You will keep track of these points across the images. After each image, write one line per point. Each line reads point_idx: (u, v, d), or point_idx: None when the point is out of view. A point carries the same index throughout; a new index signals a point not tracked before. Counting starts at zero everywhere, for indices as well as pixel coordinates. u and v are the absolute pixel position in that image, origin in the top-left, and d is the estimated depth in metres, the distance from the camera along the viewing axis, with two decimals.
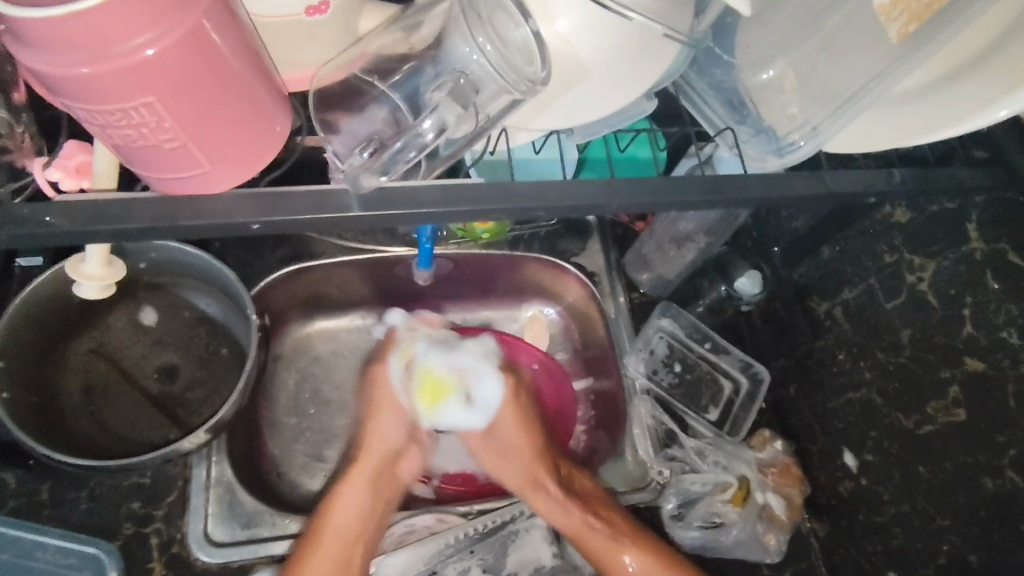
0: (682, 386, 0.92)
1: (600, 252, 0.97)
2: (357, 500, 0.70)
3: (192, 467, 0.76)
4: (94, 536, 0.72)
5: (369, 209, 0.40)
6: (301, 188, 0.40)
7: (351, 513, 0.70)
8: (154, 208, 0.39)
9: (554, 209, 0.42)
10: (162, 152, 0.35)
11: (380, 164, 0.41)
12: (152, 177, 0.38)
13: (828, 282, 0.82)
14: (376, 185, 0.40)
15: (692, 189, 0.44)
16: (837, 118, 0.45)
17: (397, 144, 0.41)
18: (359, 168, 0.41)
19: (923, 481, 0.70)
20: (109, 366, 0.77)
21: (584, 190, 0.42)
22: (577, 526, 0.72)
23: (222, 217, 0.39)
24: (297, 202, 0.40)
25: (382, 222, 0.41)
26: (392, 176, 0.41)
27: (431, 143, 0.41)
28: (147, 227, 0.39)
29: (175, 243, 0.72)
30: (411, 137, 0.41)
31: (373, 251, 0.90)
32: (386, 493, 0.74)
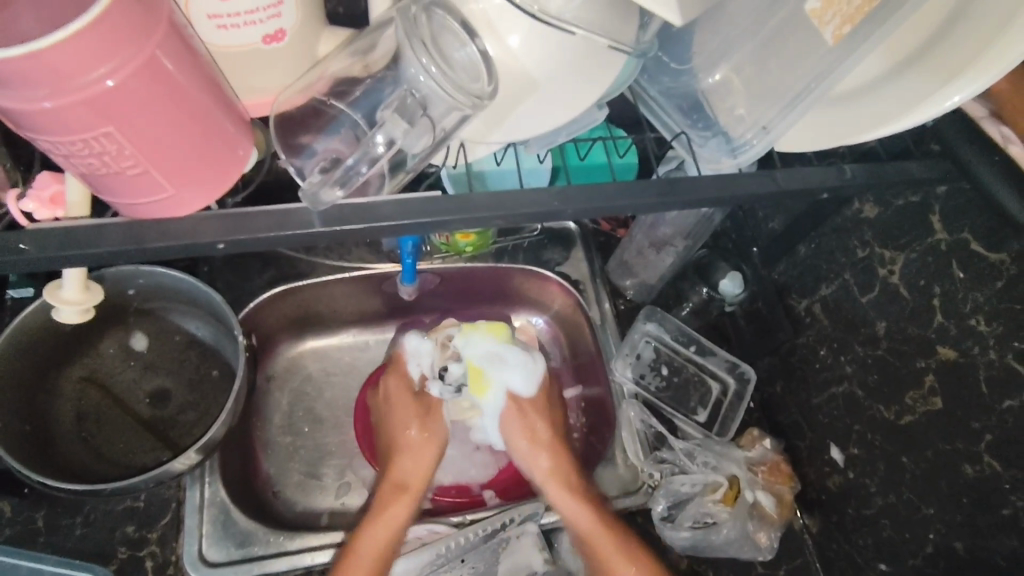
0: (670, 389, 0.93)
1: (583, 261, 0.99)
2: (401, 519, 0.71)
3: (185, 488, 0.76)
4: (89, 561, 0.72)
5: (330, 224, 0.41)
6: (264, 208, 0.42)
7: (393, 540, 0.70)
8: (123, 232, 0.40)
9: (509, 215, 0.43)
10: (127, 179, 0.37)
11: (336, 178, 0.43)
12: (125, 207, 0.40)
13: (806, 279, 0.84)
14: (334, 201, 0.42)
15: (647, 192, 0.45)
16: (783, 118, 0.46)
17: (351, 160, 0.43)
18: (315, 185, 0.42)
19: (907, 472, 0.71)
20: (101, 392, 0.78)
21: (544, 198, 0.44)
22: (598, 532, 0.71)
23: (189, 238, 0.40)
24: (258, 221, 0.41)
25: (342, 236, 0.42)
26: (349, 188, 0.43)
27: (382, 156, 0.43)
28: (115, 250, 0.40)
29: (160, 268, 0.74)
30: (363, 152, 0.43)
31: (359, 269, 0.93)
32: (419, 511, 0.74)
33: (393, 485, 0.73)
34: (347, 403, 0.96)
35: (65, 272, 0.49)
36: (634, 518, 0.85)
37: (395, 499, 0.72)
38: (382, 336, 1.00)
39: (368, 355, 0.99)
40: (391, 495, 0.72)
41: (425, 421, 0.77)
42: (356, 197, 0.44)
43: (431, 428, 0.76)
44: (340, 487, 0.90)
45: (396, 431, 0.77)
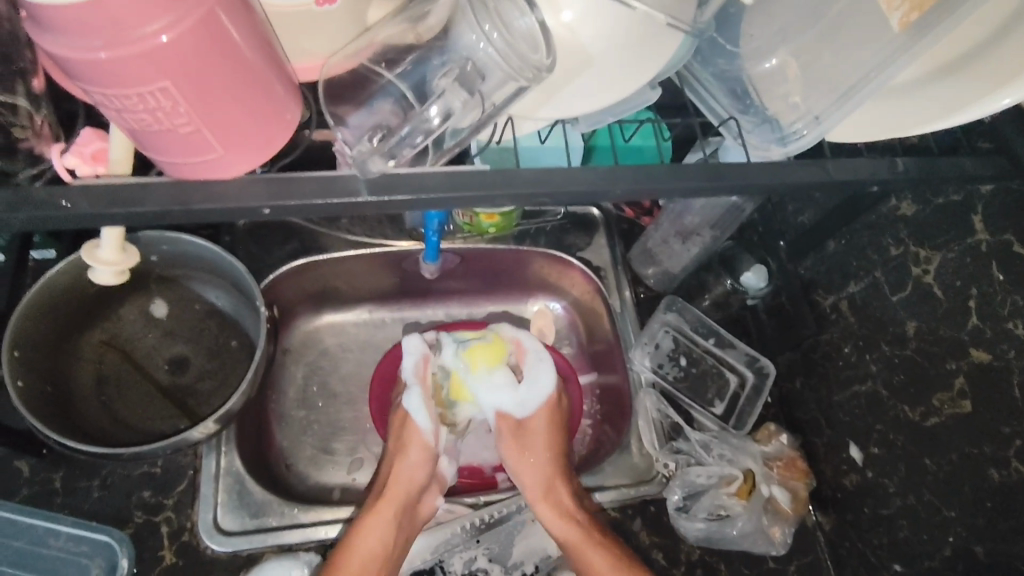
0: (687, 380, 0.93)
1: (605, 248, 0.98)
2: (383, 532, 0.69)
3: (202, 457, 0.77)
4: (106, 524, 0.73)
5: (376, 193, 0.40)
6: (310, 173, 0.41)
7: (381, 552, 0.68)
8: (168, 192, 0.40)
9: (552, 193, 0.42)
10: (178, 139, 0.36)
11: (388, 149, 0.42)
12: (175, 169, 0.39)
13: (834, 275, 0.83)
14: (383, 169, 0.41)
15: (693, 173, 0.44)
16: (838, 108, 0.44)
17: (404, 129, 0.42)
18: (366, 155, 0.42)
19: (929, 474, 0.70)
20: (121, 357, 0.79)
21: (586, 177, 0.42)
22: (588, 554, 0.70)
23: (233, 202, 0.40)
24: (305, 186, 0.40)
25: (389, 207, 0.41)
26: (399, 160, 0.42)
27: (436, 128, 0.42)
28: (161, 210, 0.39)
29: (186, 235, 0.73)
30: (417, 122, 0.42)
31: (381, 245, 0.92)
32: (410, 516, 0.73)
33: (379, 496, 0.73)
34: (362, 379, 0.96)
35: (103, 230, 0.48)
36: (647, 508, 0.84)
37: (383, 508, 0.71)
38: (399, 314, 1.00)
39: (384, 333, 0.99)
40: (377, 506, 0.71)
41: (409, 432, 0.75)
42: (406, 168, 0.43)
43: (416, 443, 0.75)
44: (354, 463, 0.90)
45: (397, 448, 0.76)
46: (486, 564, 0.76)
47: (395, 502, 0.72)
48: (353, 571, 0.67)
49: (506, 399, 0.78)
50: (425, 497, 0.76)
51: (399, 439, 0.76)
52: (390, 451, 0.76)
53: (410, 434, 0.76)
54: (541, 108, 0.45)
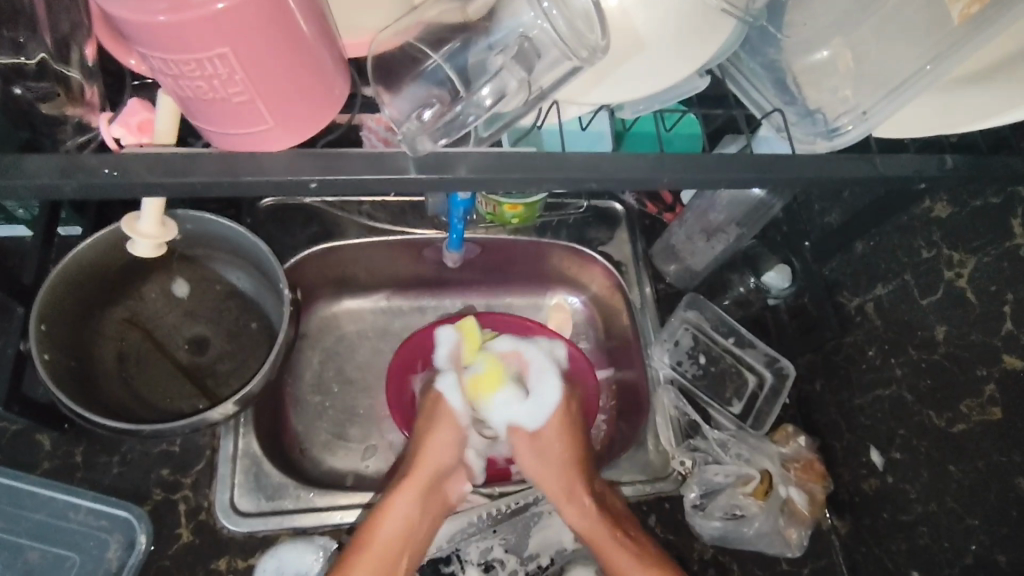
0: (707, 378, 0.92)
1: (627, 242, 0.98)
2: (410, 511, 0.70)
3: (220, 437, 0.77)
4: (125, 500, 0.73)
5: (426, 171, 0.40)
6: (358, 149, 0.40)
7: (404, 533, 0.69)
8: (216, 163, 0.39)
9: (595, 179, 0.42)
10: (230, 108, 0.36)
11: (438, 128, 0.41)
12: (230, 141, 0.39)
13: (860, 277, 0.82)
14: (434, 148, 0.41)
15: (736, 163, 0.43)
16: (889, 102, 0.43)
17: (456, 109, 0.41)
18: (417, 132, 0.41)
19: (954, 481, 0.69)
20: (142, 335, 0.79)
21: (628, 163, 0.42)
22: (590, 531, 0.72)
23: (275, 175, 0.39)
24: (353, 162, 0.39)
25: (435, 187, 0.40)
26: (449, 140, 0.41)
27: (488, 109, 0.41)
28: (209, 182, 0.38)
29: (212, 215, 0.73)
30: (470, 102, 0.41)
31: (402, 233, 0.92)
32: (437, 498, 0.74)
33: (405, 475, 0.73)
34: (378, 366, 0.96)
35: (145, 202, 0.48)
36: (662, 504, 0.84)
37: (410, 487, 0.71)
38: (417, 303, 1.00)
39: (402, 321, 0.99)
40: (402, 486, 0.71)
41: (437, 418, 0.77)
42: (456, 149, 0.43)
43: (444, 427, 0.77)
44: (369, 449, 0.90)
45: (430, 432, 0.76)
46: (502, 554, 0.75)
47: (420, 483, 0.72)
48: (377, 548, 0.67)
49: (518, 413, 0.79)
50: (451, 480, 0.76)
51: (428, 423, 0.77)
52: (418, 433, 0.77)
53: (440, 419, 0.77)
54: (594, 90, 0.44)
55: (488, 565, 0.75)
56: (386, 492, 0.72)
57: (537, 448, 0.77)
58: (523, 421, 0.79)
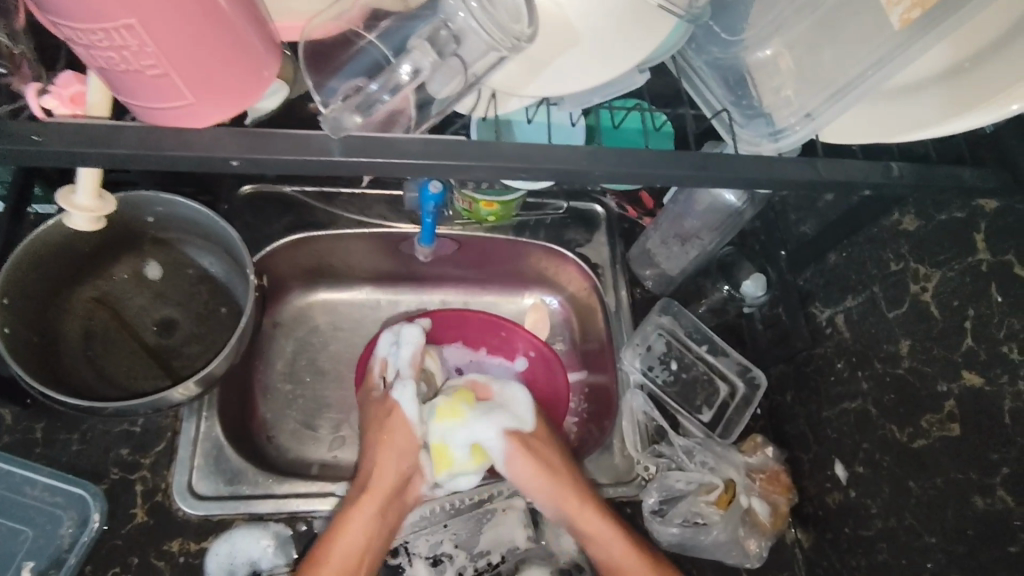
0: (677, 384, 0.92)
1: (605, 245, 0.97)
2: (370, 520, 0.70)
3: (182, 419, 0.77)
4: (82, 477, 0.73)
5: (349, 154, 0.40)
6: (284, 130, 0.40)
7: (364, 546, 0.69)
8: (138, 135, 0.40)
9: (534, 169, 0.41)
10: (148, 80, 0.37)
11: (358, 104, 0.42)
12: (145, 113, 0.40)
13: (832, 288, 0.81)
14: (354, 127, 0.41)
15: (678, 159, 0.43)
16: (832, 105, 0.43)
17: (372, 85, 0.42)
18: (337, 109, 0.41)
19: (912, 497, 0.69)
20: (111, 315, 0.79)
21: (565, 154, 0.42)
22: (619, 561, 0.72)
23: (202, 152, 0.39)
24: (277, 143, 0.40)
25: (356, 169, 0.41)
26: (369, 117, 0.42)
27: (405, 84, 0.42)
28: (128, 153, 0.39)
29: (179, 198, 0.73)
30: (386, 78, 0.43)
31: (377, 227, 0.92)
32: (396, 505, 0.74)
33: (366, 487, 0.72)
34: (351, 358, 0.96)
35: (80, 174, 0.48)
36: (621, 508, 0.84)
37: (369, 499, 0.71)
38: (393, 297, 1.01)
39: (377, 315, 0.99)
40: (361, 498, 0.71)
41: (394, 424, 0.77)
42: (379, 130, 0.43)
43: (400, 433, 0.77)
44: (335, 440, 0.90)
45: (387, 440, 0.76)
46: (451, 550, 0.76)
47: (380, 493, 0.72)
48: (339, 559, 0.67)
49: (493, 439, 0.78)
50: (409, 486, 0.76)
51: (387, 431, 0.77)
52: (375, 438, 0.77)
53: (395, 424, 0.77)
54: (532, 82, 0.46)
55: (436, 559, 0.75)
56: (348, 504, 0.71)
57: (528, 454, 0.77)
58: (488, 446, 0.78)
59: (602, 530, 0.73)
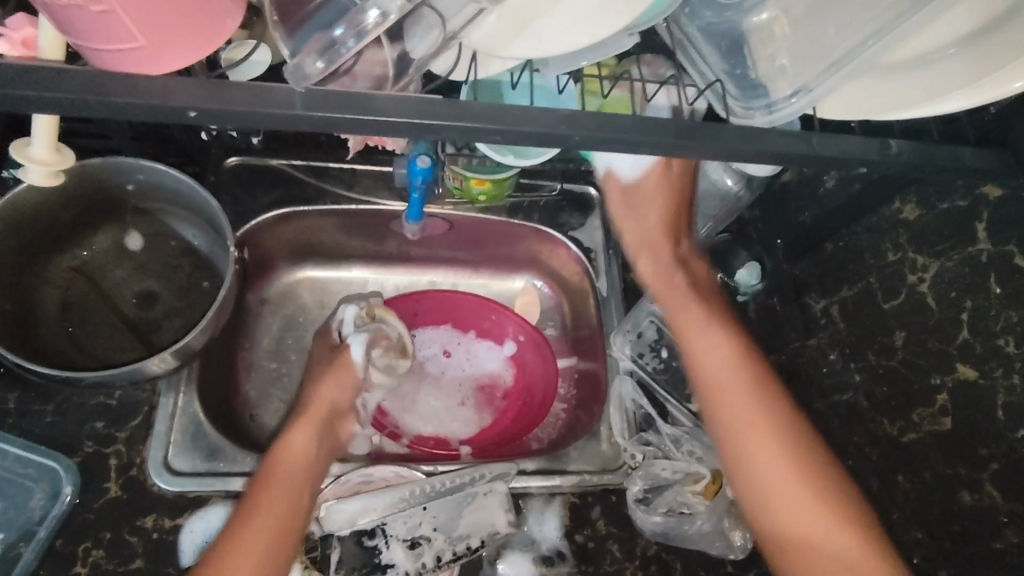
0: (667, 373, 0.90)
1: (599, 229, 0.96)
2: (307, 442, 0.71)
3: (160, 394, 0.75)
4: (55, 450, 0.72)
5: (312, 110, 0.39)
6: (244, 80, 0.39)
7: (280, 523, 0.63)
8: (88, 80, 0.38)
9: (511, 135, 0.41)
10: (93, 19, 0.35)
11: (320, 48, 0.39)
12: (94, 54, 0.38)
13: (828, 279, 0.79)
14: (315, 74, 0.39)
15: (667, 128, 0.41)
16: (830, 75, 0.41)
17: (337, 31, 0.39)
18: (301, 55, 0.39)
19: (900, 491, 0.67)
20: (88, 285, 0.77)
21: (544, 120, 0.40)
22: (808, 517, 0.58)
23: (156, 98, 0.38)
24: (235, 93, 0.39)
25: (321, 127, 0.40)
26: (334, 62, 0.39)
27: (371, 27, 0.38)
28: (73, 98, 0.38)
29: (158, 164, 0.71)
30: (351, 21, 0.39)
31: (370, 204, 0.90)
32: (329, 437, 0.75)
33: (300, 417, 0.74)
34: None
35: (34, 120, 0.46)
36: (608, 496, 0.80)
37: (275, 477, 0.66)
38: (382, 277, 0.99)
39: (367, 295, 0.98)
40: (296, 426, 0.72)
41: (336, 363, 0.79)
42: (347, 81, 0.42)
43: (345, 373, 0.78)
44: None
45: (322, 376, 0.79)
46: (429, 533, 0.75)
47: (314, 420, 0.74)
48: (286, 482, 0.66)
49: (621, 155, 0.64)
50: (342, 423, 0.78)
51: (328, 368, 0.79)
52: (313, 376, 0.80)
53: (338, 366, 0.79)
54: (513, 40, 0.45)
55: (415, 541, 0.74)
56: (253, 487, 0.66)
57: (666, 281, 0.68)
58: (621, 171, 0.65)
59: (767, 466, 0.60)
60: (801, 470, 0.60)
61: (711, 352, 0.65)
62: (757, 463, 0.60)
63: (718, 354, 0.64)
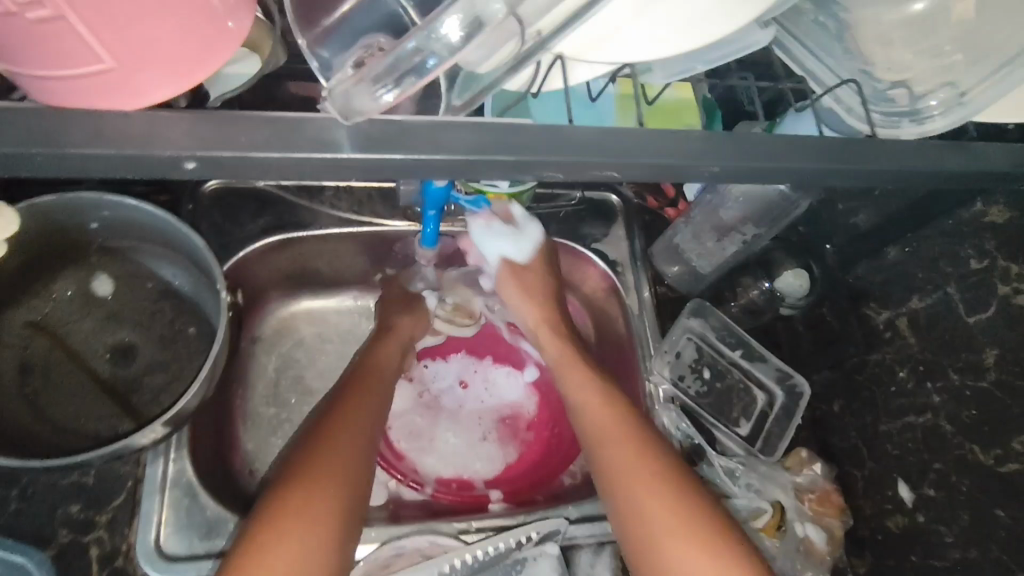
0: (711, 395, 0.81)
1: (624, 239, 0.87)
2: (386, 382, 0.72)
3: (146, 465, 0.65)
4: (23, 544, 0.60)
5: (362, 149, 0.36)
6: (257, 111, 0.36)
7: (336, 493, 0.58)
8: (35, 125, 0.34)
9: (585, 167, 0.38)
10: (58, 44, 0.30)
11: (372, 74, 0.35)
12: (52, 83, 0.32)
13: (893, 288, 0.75)
14: (370, 110, 0.35)
15: (741, 152, 0.40)
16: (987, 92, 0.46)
17: (406, 45, 0.34)
18: (345, 82, 0.35)
19: (1000, 528, 0.61)
20: (52, 344, 0.66)
21: (631, 140, 0.39)
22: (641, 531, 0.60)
23: (136, 148, 0.34)
24: (240, 131, 0.35)
25: (386, 169, 0.37)
26: (389, 93, 0.35)
27: (453, 49, 0.34)
28: (11, 153, 0.33)
29: (125, 199, 0.60)
30: (425, 36, 0.34)
31: (370, 224, 0.79)
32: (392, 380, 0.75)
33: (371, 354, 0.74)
34: None
35: None
36: None
37: (335, 438, 0.62)
38: None
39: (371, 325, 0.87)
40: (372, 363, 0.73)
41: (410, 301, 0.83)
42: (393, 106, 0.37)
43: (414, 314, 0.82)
44: None
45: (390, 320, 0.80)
46: None
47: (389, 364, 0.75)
48: (367, 411, 0.66)
49: None
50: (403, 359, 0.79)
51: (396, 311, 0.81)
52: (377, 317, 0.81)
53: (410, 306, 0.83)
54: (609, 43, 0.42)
55: None
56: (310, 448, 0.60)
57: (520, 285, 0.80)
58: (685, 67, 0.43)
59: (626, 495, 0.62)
60: (649, 492, 0.61)
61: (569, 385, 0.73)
62: (631, 510, 0.61)
63: (575, 393, 0.71)
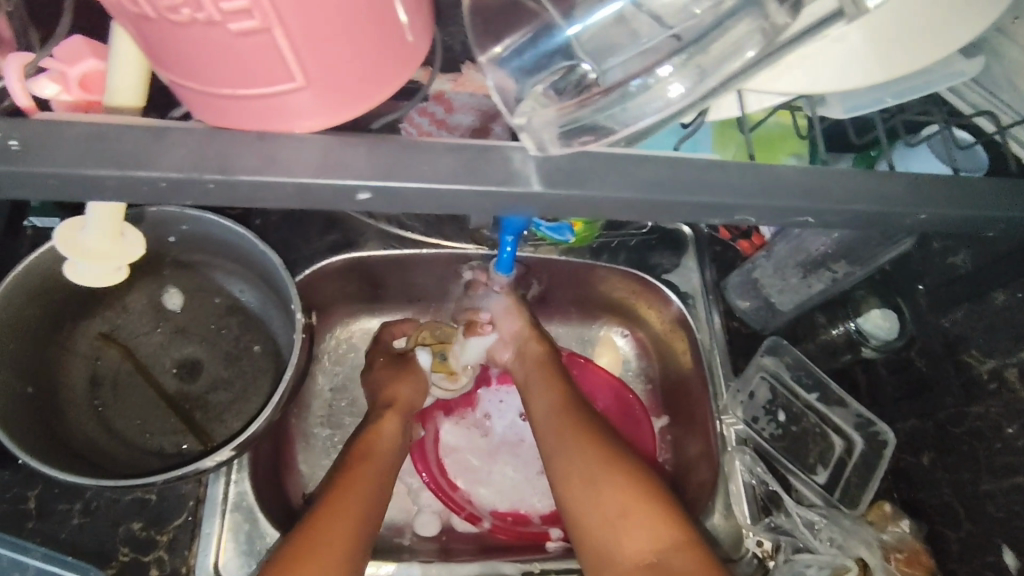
0: (786, 440, 0.77)
1: (695, 270, 0.84)
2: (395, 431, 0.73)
3: (207, 484, 0.63)
4: (83, 560, 0.59)
5: (554, 187, 0.36)
6: (395, 137, 0.36)
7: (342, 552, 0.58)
8: (188, 152, 0.34)
9: (723, 210, 0.38)
10: (242, 63, 0.31)
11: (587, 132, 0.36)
12: (227, 99, 0.33)
13: (995, 335, 0.65)
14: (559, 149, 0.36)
15: (881, 194, 0.39)
16: None
17: (639, 119, 0.36)
18: (545, 124, 0.35)
19: None
20: (122, 355, 0.65)
21: (758, 181, 0.38)
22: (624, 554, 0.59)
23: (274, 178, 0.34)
24: (366, 158, 0.35)
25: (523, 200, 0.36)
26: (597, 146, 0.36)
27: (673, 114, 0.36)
28: (178, 178, 0.34)
29: (210, 214, 0.60)
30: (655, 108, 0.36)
31: (437, 246, 0.77)
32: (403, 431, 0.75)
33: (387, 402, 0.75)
34: None
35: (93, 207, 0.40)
36: None
37: (344, 500, 0.62)
38: None
39: None
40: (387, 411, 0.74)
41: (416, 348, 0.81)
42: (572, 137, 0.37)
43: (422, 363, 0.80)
44: None
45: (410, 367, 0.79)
46: None
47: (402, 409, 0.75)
48: (375, 469, 0.67)
49: None
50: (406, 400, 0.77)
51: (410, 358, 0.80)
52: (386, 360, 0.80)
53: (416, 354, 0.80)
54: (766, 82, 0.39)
55: None
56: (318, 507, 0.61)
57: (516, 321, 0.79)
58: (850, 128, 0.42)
59: (605, 513, 0.62)
60: (629, 508, 0.61)
61: (541, 405, 0.73)
62: (611, 535, 0.60)
63: (550, 419, 0.71)
